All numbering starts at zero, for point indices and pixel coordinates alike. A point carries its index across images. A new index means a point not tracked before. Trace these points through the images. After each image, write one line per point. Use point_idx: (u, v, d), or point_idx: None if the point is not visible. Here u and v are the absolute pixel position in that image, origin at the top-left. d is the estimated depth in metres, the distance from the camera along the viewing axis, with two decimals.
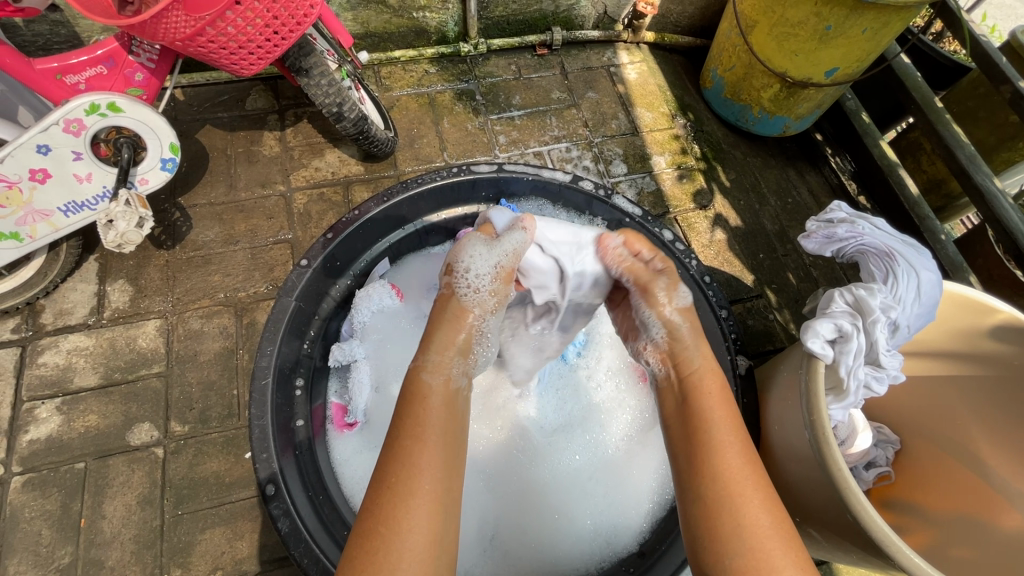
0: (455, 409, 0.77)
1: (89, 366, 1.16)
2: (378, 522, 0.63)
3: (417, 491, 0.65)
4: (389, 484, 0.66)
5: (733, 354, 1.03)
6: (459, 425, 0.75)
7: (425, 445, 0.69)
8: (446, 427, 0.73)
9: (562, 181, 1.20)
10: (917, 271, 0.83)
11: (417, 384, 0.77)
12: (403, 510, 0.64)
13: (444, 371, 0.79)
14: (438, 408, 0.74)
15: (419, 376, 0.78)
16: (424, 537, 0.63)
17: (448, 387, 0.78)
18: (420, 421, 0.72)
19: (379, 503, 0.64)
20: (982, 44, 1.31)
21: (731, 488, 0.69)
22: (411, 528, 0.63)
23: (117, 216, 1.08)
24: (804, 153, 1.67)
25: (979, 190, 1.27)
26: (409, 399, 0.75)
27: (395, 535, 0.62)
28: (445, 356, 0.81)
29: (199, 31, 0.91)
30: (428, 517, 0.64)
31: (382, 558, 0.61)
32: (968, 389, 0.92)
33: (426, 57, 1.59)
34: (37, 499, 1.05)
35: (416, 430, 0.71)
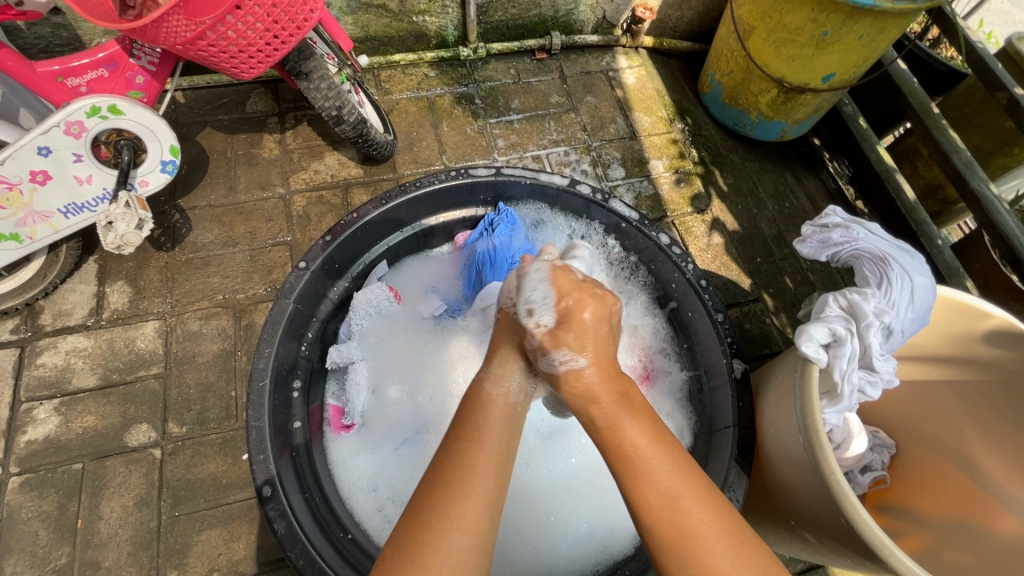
0: (516, 424, 0.70)
1: (88, 367, 1.17)
2: (430, 518, 0.59)
3: (470, 492, 0.61)
4: (443, 484, 0.61)
5: (729, 358, 1.02)
6: (518, 441, 0.69)
7: (483, 447, 0.65)
8: (505, 438, 0.67)
9: (560, 185, 1.20)
10: (911, 276, 0.84)
11: (477, 392, 0.72)
12: (454, 509, 0.59)
13: (507, 383, 0.73)
14: (500, 420, 0.69)
15: (480, 384, 0.73)
16: (470, 538, 0.58)
17: (510, 397, 0.71)
18: (484, 424, 0.67)
19: (426, 500, 0.60)
20: (978, 50, 1.32)
21: (671, 515, 0.59)
22: (461, 525, 0.58)
23: (117, 218, 1.08)
24: (802, 158, 1.68)
25: (975, 196, 1.28)
26: (469, 404, 0.71)
27: (443, 531, 0.58)
28: (507, 366, 0.75)
29: (199, 35, 0.91)
30: (479, 521, 0.59)
31: (429, 555, 0.56)
32: (963, 394, 0.92)
33: (425, 61, 1.60)
34: (35, 500, 1.06)
35: (476, 432, 0.66)
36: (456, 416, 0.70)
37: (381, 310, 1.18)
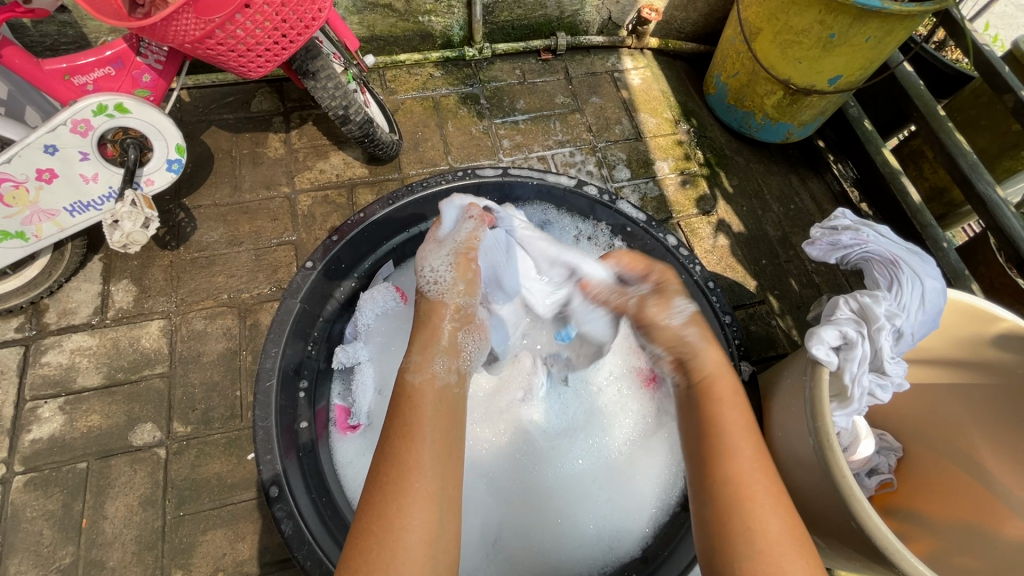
0: (450, 405, 0.77)
1: (93, 366, 1.17)
2: (374, 522, 0.64)
3: (409, 492, 0.66)
4: (384, 486, 0.67)
5: (736, 360, 1.03)
6: (455, 424, 0.75)
7: (414, 441, 0.70)
8: (438, 422, 0.74)
9: (567, 185, 1.20)
10: (921, 279, 0.84)
11: (403, 385, 0.77)
12: (397, 510, 0.65)
13: (428, 369, 0.79)
14: (429, 406, 0.75)
15: (403, 377, 0.78)
16: (420, 537, 0.64)
17: (436, 383, 0.78)
18: (412, 418, 0.73)
19: (375, 503, 0.66)
20: (985, 53, 1.32)
21: (742, 488, 0.67)
22: (406, 526, 0.64)
23: (122, 217, 1.09)
24: (807, 160, 1.68)
25: (982, 199, 1.28)
26: (399, 398, 0.76)
27: (388, 534, 0.63)
28: (428, 354, 0.81)
29: (209, 33, 0.91)
30: (423, 517, 0.65)
31: (375, 559, 0.62)
32: (971, 398, 0.92)
33: (431, 61, 1.60)
34: (39, 499, 1.05)
35: (404, 429, 0.71)
36: (387, 408, 0.76)
37: (388, 310, 1.18)
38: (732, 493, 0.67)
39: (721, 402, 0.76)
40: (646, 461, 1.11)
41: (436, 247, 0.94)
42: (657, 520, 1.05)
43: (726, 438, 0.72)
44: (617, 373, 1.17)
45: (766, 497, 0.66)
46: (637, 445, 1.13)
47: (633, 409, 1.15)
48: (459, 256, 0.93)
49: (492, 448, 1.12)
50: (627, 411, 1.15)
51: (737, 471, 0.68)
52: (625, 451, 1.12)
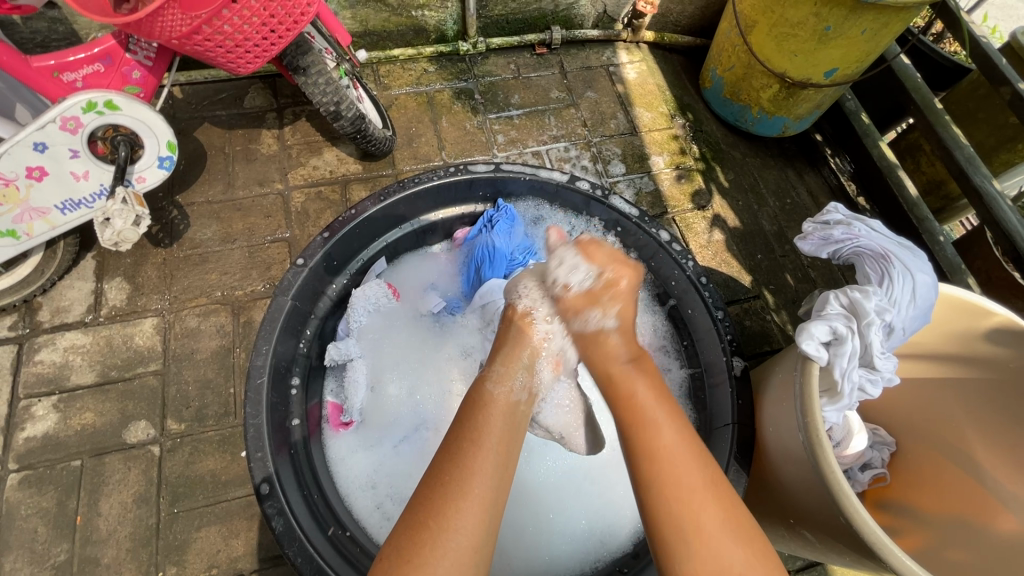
0: (516, 423, 0.77)
1: (86, 364, 1.17)
2: (431, 517, 0.64)
3: (468, 493, 0.66)
4: (440, 484, 0.67)
5: (728, 355, 1.02)
6: (517, 440, 0.76)
7: (482, 447, 0.71)
8: (505, 434, 0.74)
9: (559, 181, 1.19)
10: (913, 273, 0.83)
11: (482, 393, 0.78)
12: (453, 511, 0.64)
13: (508, 383, 0.80)
14: (499, 420, 0.75)
15: (484, 385, 0.80)
16: (469, 539, 0.64)
17: (510, 398, 0.78)
18: (484, 426, 0.73)
19: (428, 503, 0.65)
20: (982, 44, 1.31)
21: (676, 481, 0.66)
22: (459, 526, 0.64)
23: (114, 215, 1.07)
24: (803, 154, 1.67)
25: (978, 193, 1.27)
26: (473, 405, 0.77)
27: (442, 532, 0.63)
28: (510, 369, 0.82)
29: (195, 29, 0.90)
30: (478, 519, 0.65)
31: (426, 554, 0.62)
32: (964, 392, 0.91)
33: (424, 56, 1.59)
34: (33, 497, 1.06)
35: (473, 434, 0.72)
36: (459, 416, 0.76)
37: (381, 308, 1.17)
38: (659, 487, 0.66)
39: (637, 395, 0.74)
40: None
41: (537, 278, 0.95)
42: None
43: (649, 431, 0.70)
44: None
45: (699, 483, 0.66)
46: None
47: None
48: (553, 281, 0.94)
49: None
50: None
51: (664, 466, 0.67)
52: (616, 448, 1.12)
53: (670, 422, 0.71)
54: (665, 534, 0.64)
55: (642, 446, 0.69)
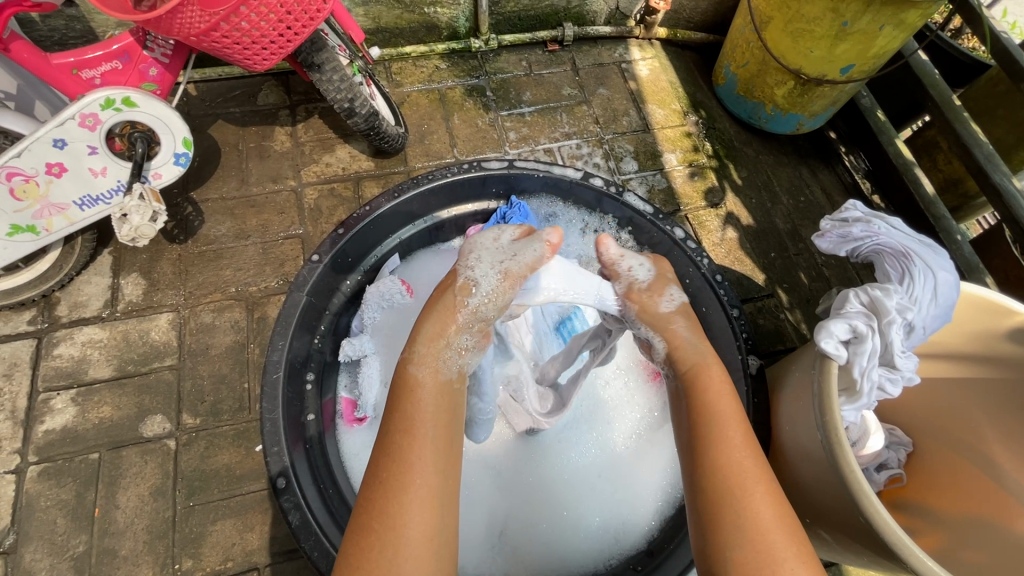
0: (451, 402, 0.73)
1: (104, 358, 1.18)
2: (375, 518, 0.62)
3: (411, 486, 0.63)
4: (383, 479, 0.64)
5: (744, 354, 1.02)
6: (452, 419, 0.72)
7: (416, 437, 0.67)
8: (438, 420, 0.70)
9: (573, 177, 1.19)
10: (934, 271, 0.82)
11: (404, 376, 0.73)
12: (398, 506, 0.62)
13: (431, 362, 0.74)
14: (429, 401, 0.71)
15: (406, 368, 0.74)
16: (421, 534, 0.61)
17: (440, 377, 0.74)
18: (412, 414, 0.69)
19: (375, 498, 0.63)
20: (1003, 39, 1.29)
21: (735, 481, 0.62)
22: (408, 520, 0.61)
23: (131, 210, 1.08)
24: (817, 151, 1.66)
25: (997, 190, 1.25)
26: (400, 392, 0.72)
27: (390, 531, 0.61)
28: (433, 349, 0.76)
29: (213, 26, 0.91)
30: (424, 514, 0.62)
31: (376, 557, 0.59)
32: (984, 393, 0.91)
33: (437, 53, 1.59)
34: (52, 488, 1.07)
35: (405, 425, 0.68)
36: (387, 405, 0.72)
37: (394, 304, 1.17)
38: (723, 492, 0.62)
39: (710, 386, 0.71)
40: (652, 454, 1.11)
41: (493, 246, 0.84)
42: (663, 514, 1.06)
43: (717, 435, 0.66)
44: (625, 367, 1.17)
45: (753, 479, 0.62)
46: (644, 437, 1.13)
47: (639, 403, 1.15)
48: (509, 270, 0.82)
49: (502, 442, 1.12)
50: (633, 405, 1.15)
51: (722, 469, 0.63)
52: (630, 446, 1.12)
53: (734, 417, 0.68)
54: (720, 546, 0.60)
55: (706, 453, 0.65)
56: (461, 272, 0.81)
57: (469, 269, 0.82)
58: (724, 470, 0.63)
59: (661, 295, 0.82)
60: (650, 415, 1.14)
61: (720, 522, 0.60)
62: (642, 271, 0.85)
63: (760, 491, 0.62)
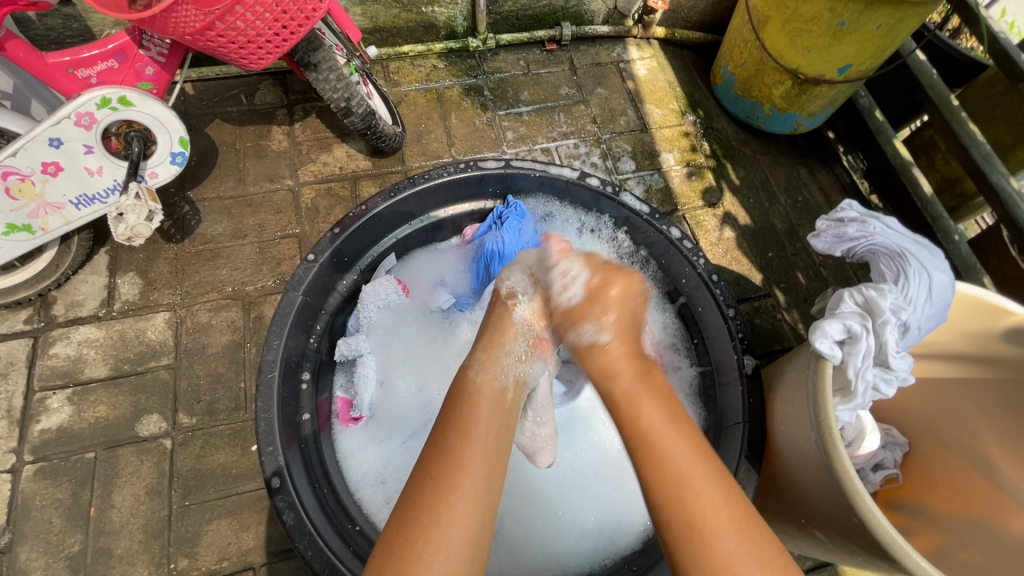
0: (505, 412, 0.74)
1: (100, 357, 1.18)
2: (422, 512, 0.61)
3: (459, 485, 0.63)
4: (428, 478, 0.64)
5: (739, 354, 1.01)
6: (505, 430, 0.73)
7: (471, 440, 0.68)
8: (492, 426, 0.71)
9: (569, 177, 1.19)
10: (929, 271, 0.82)
11: (463, 381, 0.76)
12: (445, 502, 0.62)
13: (490, 370, 0.78)
14: (486, 408, 0.72)
15: (465, 373, 0.77)
16: (463, 533, 0.61)
17: (496, 386, 0.76)
18: (469, 417, 0.70)
19: (419, 492, 0.63)
20: (1001, 40, 1.29)
21: (685, 502, 0.62)
22: (452, 521, 0.61)
23: (127, 209, 1.08)
24: (816, 151, 1.65)
25: (995, 190, 1.25)
26: (458, 397, 0.74)
27: (434, 527, 0.60)
28: (491, 355, 0.80)
29: (208, 25, 0.91)
30: (468, 513, 0.62)
31: (420, 551, 0.59)
32: (980, 393, 0.91)
33: (434, 52, 1.58)
34: (48, 488, 1.07)
35: (462, 426, 0.69)
36: (444, 409, 0.73)
37: (390, 304, 1.17)
38: (668, 505, 0.62)
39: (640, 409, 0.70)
40: None
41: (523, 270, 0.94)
42: None
43: (645, 442, 0.67)
44: None
45: (704, 500, 0.62)
46: None
47: None
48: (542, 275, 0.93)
49: None
50: None
51: (671, 485, 0.63)
52: (626, 446, 1.12)
53: (674, 432, 0.68)
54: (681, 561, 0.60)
55: (645, 464, 0.65)
56: (501, 284, 0.92)
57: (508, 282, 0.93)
58: (664, 482, 0.63)
59: (593, 315, 0.81)
60: None
61: (676, 541, 0.61)
62: (578, 287, 0.84)
63: (710, 499, 0.62)
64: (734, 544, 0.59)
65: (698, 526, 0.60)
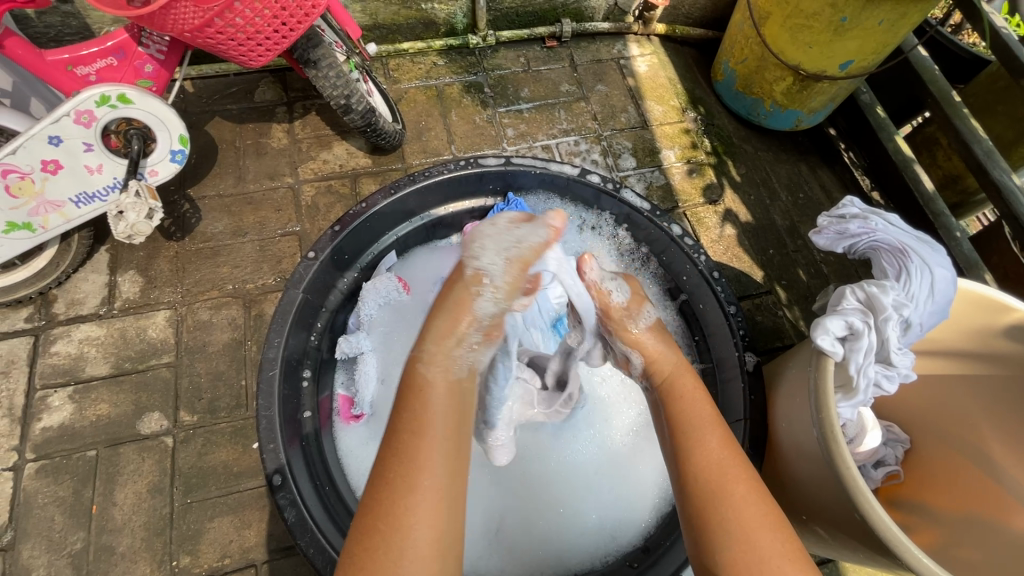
0: (459, 400, 0.72)
1: (101, 355, 1.18)
2: (382, 519, 0.61)
3: (417, 487, 0.63)
4: (386, 483, 0.63)
5: (742, 350, 1.01)
6: (463, 424, 0.71)
7: (426, 438, 0.66)
8: (448, 421, 0.69)
9: (570, 174, 1.18)
10: (931, 268, 0.82)
11: (413, 376, 0.72)
12: (404, 506, 0.62)
13: (443, 362, 0.73)
14: (439, 404, 0.70)
15: (415, 367, 0.73)
16: (428, 533, 0.61)
17: (450, 378, 0.73)
18: (424, 414, 0.68)
19: (379, 498, 0.62)
20: (1003, 35, 1.28)
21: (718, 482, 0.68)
22: (415, 522, 0.61)
23: (127, 208, 1.08)
24: (817, 148, 1.65)
25: (997, 187, 1.25)
26: (407, 394, 0.71)
27: (396, 533, 0.60)
28: (447, 348, 0.74)
29: (207, 22, 0.91)
30: (431, 513, 0.62)
31: (383, 557, 0.59)
32: (982, 390, 0.90)
33: (434, 49, 1.58)
34: (50, 485, 1.07)
35: (416, 422, 0.67)
36: (395, 404, 0.71)
37: (391, 301, 1.18)
38: (706, 483, 0.68)
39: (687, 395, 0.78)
40: (650, 450, 1.11)
41: (496, 238, 0.81)
42: (659, 511, 1.05)
43: (697, 431, 0.73)
44: None
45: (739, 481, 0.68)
46: (640, 434, 1.13)
47: (636, 400, 1.15)
48: (516, 257, 0.80)
49: None
50: (630, 402, 1.15)
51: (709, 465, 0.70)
52: (627, 443, 1.12)
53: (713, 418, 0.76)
54: (710, 533, 0.65)
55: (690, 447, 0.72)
56: (468, 264, 0.79)
57: (476, 259, 0.80)
58: (707, 468, 0.69)
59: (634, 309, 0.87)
60: (647, 411, 1.14)
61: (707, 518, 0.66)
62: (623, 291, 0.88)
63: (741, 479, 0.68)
64: (764, 521, 0.65)
65: (729, 504, 0.66)
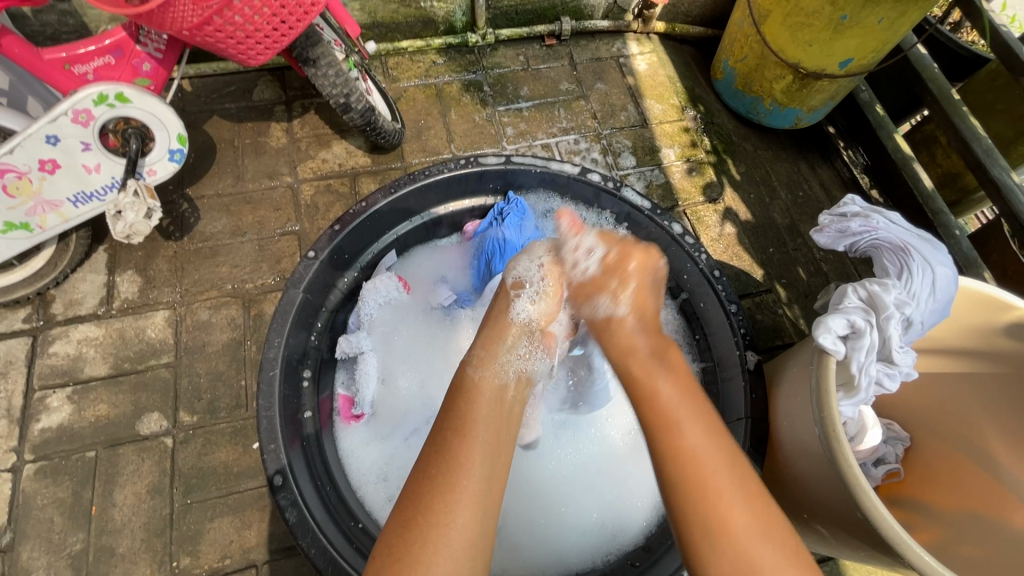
0: (504, 409, 0.73)
1: (100, 356, 1.17)
2: (420, 513, 0.61)
3: (457, 486, 0.63)
4: (429, 477, 0.64)
5: (742, 350, 1.01)
6: (507, 429, 0.72)
7: (467, 438, 0.67)
8: (492, 422, 0.71)
9: (571, 173, 1.18)
10: (933, 266, 0.82)
11: (460, 379, 0.76)
12: (443, 503, 0.62)
13: (489, 367, 0.78)
14: (484, 406, 0.72)
15: (463, 370, 0.77)
16: (466, 533, 0.61)
17: (495, 383, 0.75)
18: (468, 414, 0.70)
19: (419, 493, 0.63)
20: (1002, 33, 1.28)
21: (707, 484, 0.62)
22: (452, 521, 0.61)
23: (126, 207, 1.07)
24: (816, 146, 1.65)
25: (996, 184, 1.25)
26: (457, 395, 0.74)
27: (432, 528, 0.60)
28: (490, 352, 0.79)
29: (207, 20, 0.90)
30: (468, 513, 0.62)
31: (418, 552, 0.59)
32: (982, 388, 0.91)
33: (433, 48, 1.58)
34: (49, 487, 1.07)
35: (458, 424, 0.69)
36: (445, 407, 0.73)
37: (391, 300, 1.17)
38: (688, 486, 0.62)
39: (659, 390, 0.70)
40: None
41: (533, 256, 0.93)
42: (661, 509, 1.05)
43: (674, 431, 0.66)
44: None
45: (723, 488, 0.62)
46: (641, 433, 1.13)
47: None
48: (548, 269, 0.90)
49: None
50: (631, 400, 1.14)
51: (692, 467, 0.63)
52: (628, 442, 1.12)
53: (692, 412, 0.68)
54: (695, 536, 0.61)
55: (668, 449, 0.65)
56: (507, 274, 0.91)
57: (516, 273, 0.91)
58: (692, 473, 0.63)
59: (608, 289, 0.83)
60: None
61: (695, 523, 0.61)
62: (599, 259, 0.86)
63: (724, 483, 0.62)
64: (751, 528, 0.60)
65: (716, 510, 0.61)
